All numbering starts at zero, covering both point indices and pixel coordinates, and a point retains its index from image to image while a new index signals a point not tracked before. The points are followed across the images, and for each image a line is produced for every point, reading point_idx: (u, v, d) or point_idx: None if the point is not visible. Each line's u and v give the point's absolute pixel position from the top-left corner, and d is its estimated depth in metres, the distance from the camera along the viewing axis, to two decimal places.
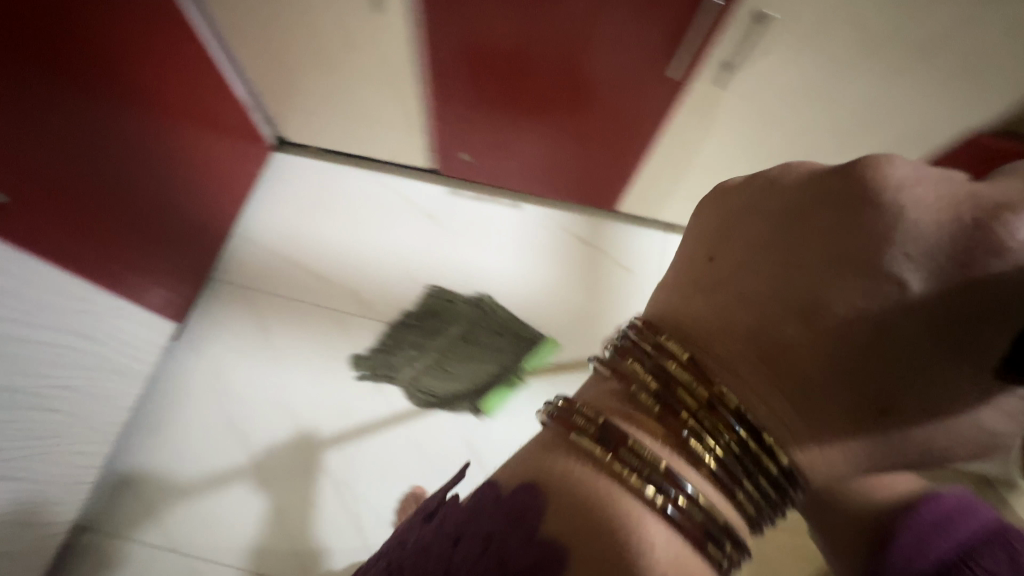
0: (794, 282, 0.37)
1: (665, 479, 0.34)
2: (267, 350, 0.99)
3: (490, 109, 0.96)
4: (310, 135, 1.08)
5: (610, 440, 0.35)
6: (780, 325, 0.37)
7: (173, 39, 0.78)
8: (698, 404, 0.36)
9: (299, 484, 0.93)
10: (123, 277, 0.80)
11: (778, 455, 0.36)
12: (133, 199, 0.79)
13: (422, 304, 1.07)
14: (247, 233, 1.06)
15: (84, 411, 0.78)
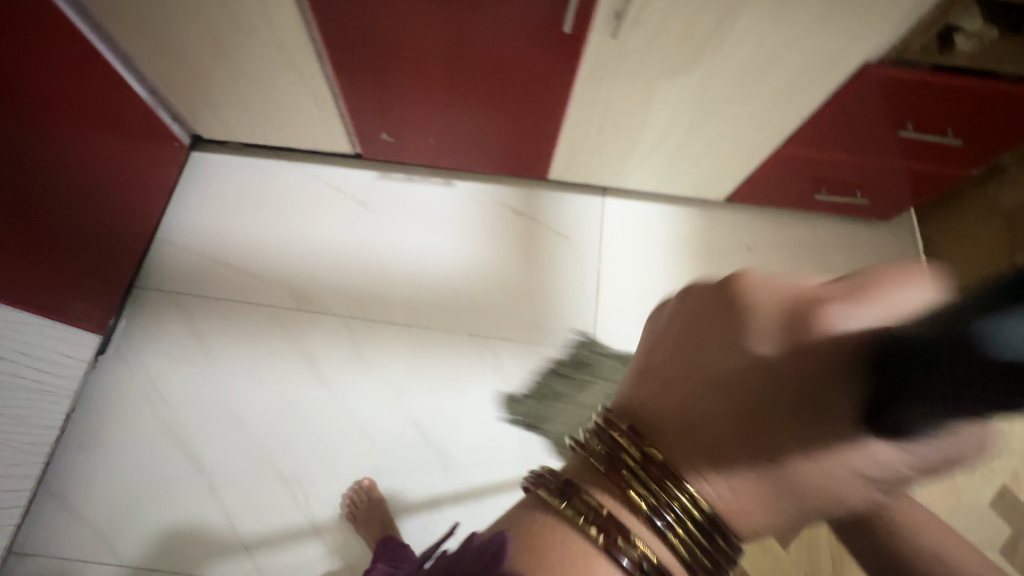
0: (706, 374, 0.30)
1: (629, 542, 0.29)
2: (202, 352, 0.97)
3: (395, 88, 0.88)
4: (222, 130, 1.04)
5: (587, 519, 0.30)
6: (702, 422, 0.30)
7: (52, 39, 0.74)
8: (658, 472, 0.30)
9: (247, 485, 0.90)
10: (39, 292, 0.79)
11: (711, 529, 0.31)
12: (43, 209, 0.78)
13: (359, 290, 1.03)
14: (173, 236, 1.05)
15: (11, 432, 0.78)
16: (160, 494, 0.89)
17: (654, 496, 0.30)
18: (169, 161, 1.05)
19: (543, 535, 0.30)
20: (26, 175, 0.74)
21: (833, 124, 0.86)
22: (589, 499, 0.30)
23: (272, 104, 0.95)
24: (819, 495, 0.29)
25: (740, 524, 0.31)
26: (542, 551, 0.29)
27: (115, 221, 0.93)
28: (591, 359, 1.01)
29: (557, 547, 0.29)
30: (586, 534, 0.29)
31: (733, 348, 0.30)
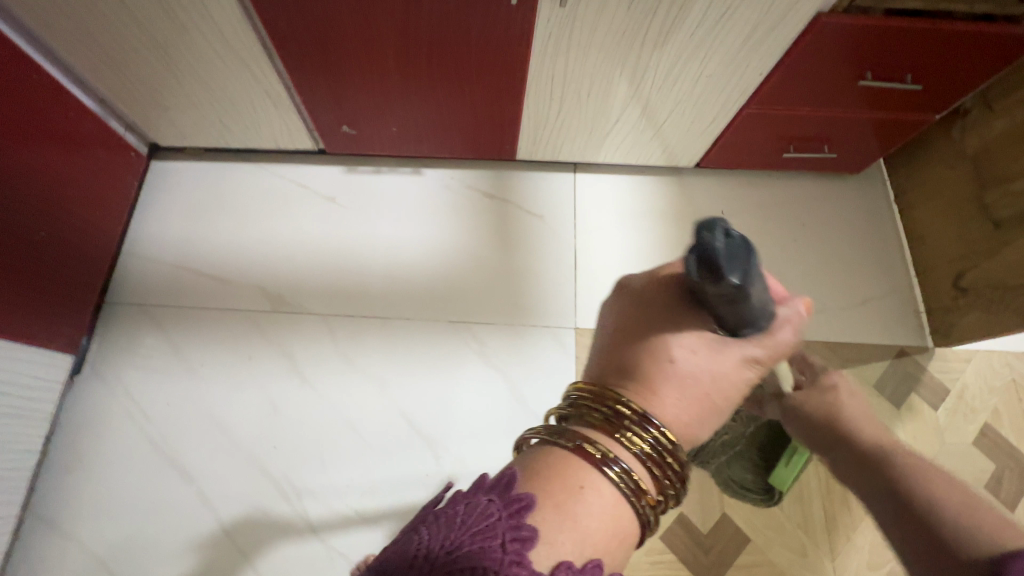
0: (633, 326, 0.47)
1: (607, 456, 0.43)
2: (180, 363, 0.95)
3: (346, 76, 0.86)
4: (180, 136, 1.01)
5: (564, 439, 0.44)
6: (634, 356, 0.47)
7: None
8: (622, 412, 0.44)
9: (240, 488, 0.90)
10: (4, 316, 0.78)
11: (669, 448, 0.44)
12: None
13: (376, 284, 1.03)
14: (140, 249, 1.03)
15: None
16: (152, 508, 0.88)
17: (604, 415, 0.44)
18: (128, 172, 1.03)
19: (538, 458, 0.44)
20: None
21: (791, 78, 0.86)
22: (564, 427, 0.45)
23: (227, 105, 0.93)
24: (714, 379, 0.46)
25: (675, 423, 0.45)
26: (538, 467, 0.43)
27: (76, 237, 0.91)
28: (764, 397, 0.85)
29: (547, 460, 0.43)
30: (564, 445, 0.44)
31: (643, 308, 0.48)
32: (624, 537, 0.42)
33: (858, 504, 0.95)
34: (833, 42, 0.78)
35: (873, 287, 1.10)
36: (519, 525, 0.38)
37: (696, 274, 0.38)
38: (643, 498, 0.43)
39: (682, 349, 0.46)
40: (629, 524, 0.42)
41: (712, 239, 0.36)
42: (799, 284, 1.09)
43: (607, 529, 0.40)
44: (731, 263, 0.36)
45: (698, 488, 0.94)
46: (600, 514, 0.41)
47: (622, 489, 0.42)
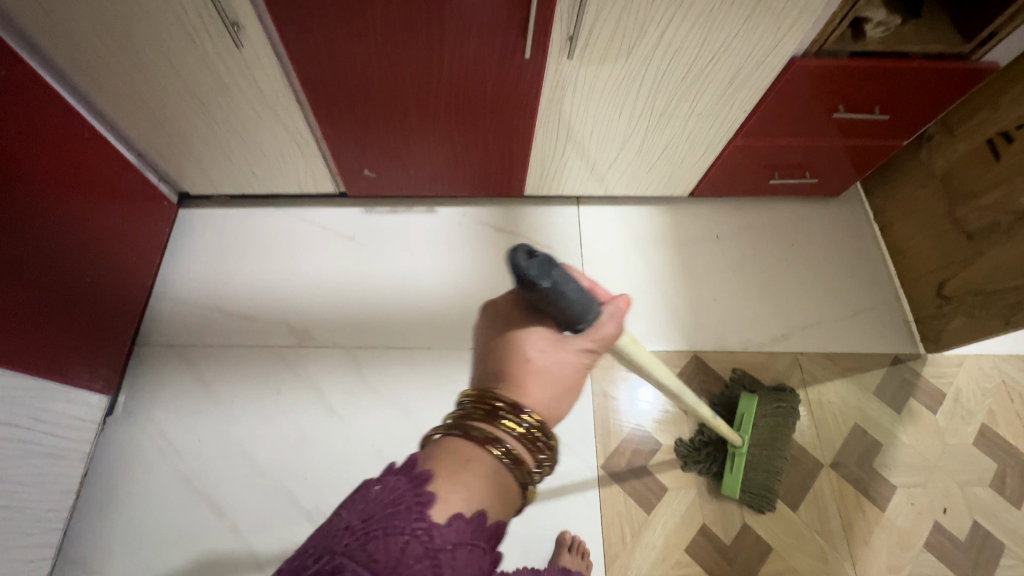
0: (493, 334, 0.50)
1: (487, 438, 0.45)
2: (209, 400, 0.98)
3: (369, 124, 0.93)
4: (209, 184, 1.08)
5: (451, 428, 0.46)
6: (499, 361, 0.49)
7: (40, 120, 0.79)
8: (496, 404, 0.46)
9: (273, 521, 0.91)
10: (45, 359, 0.81)
11: (539, 430, 0.46)
12: (42, 279, 0.80)
13: (395, 316, 1.07)
14: (170, 293, 1.07)
15: (21, 499, 0.79)
16: (182, 546, 0.89)
17: (483, 407, 0.46)
18: (160, 220, 1.09)
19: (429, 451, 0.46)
20: (23, 251, 0.77)
21: (769, 114, 0.95)
22: (453, 421, 0.47)
23: (256, 155, 1.00)
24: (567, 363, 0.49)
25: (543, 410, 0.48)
26: (432, 451, 0.45)
27: (112, 281, 0.95)
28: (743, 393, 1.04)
29: (440, 446, 0.46)
30: (452, 433, 0.46)
31: (500, 312, 0.51)
32: (505, 501, 0.45)
33: (870, 508, 0.98)
34: (802, 83, 0.89)
35: (861, 299, 1.17)
36: (421, 491, 0.41)
37: (518, 286, 0.43)
38: (522, 470, 0.45)
39: (536, 345, 0.49)
40: (510, 491, 0.45)
41: (517, 252, 0.40)
42: (792, 302, 1.16)
43: (492, 496, 0.44)
44: (540, 271, 0.41)
45: (717, 500, 0.97)
46: (488, 484, 0.44)
47: (502, 464, 0.45)
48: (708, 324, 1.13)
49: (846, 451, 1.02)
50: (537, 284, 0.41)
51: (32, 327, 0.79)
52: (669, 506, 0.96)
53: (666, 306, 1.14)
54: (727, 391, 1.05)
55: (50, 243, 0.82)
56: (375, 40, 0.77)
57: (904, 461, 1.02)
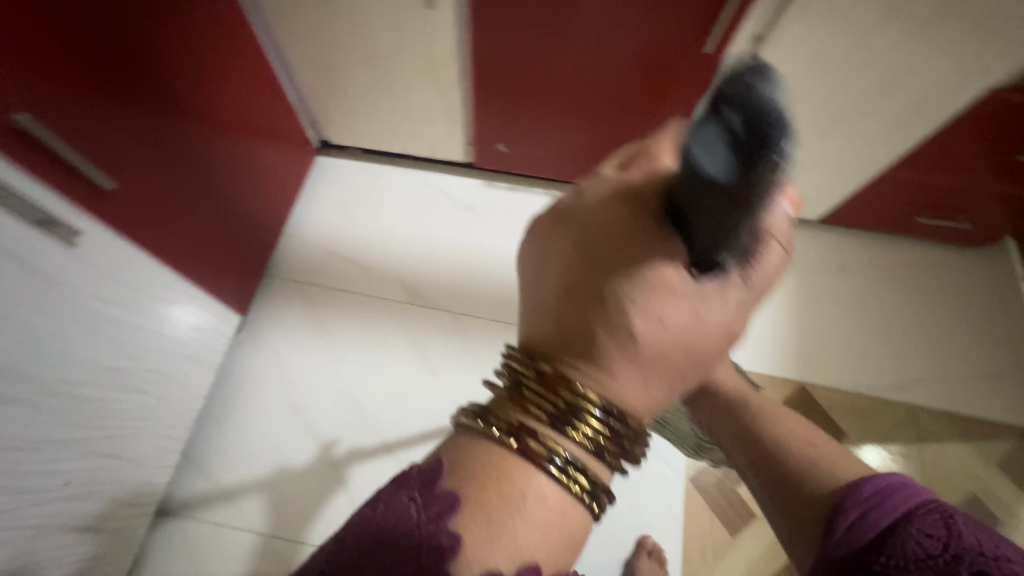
0: (578, 274, 0.41)
1: (548, 453, 0.40)
2: (322, 337, 1.04)
3: (522, 100, 0.94)
4: (351, 136, 1.13)
5: (499, 434, 0.41)
6: (582, 318, 0.41)
7: (247, 62, 0.86)
8: (563, 410, 0.40)
9: (369, 462, 0.95)
10: (215, 283, 0.89)
11: (614, 434, 0.41)
12: (224, 206, 0.87)
13: (502, 291, 1.09)
14: (300, 232, 1.13)
15: (181, 404, 0.86)
16: (286, 468, 0.95)
17: (545, 410, 0.41)
18: (302, 164, 1.14)
19: (470, 443, 0.43)
20: (218, 180, 0.84)
21: (946, 144, 0.88)
22: (498, 421, 0.42)
23: (405, 113, 1.04)
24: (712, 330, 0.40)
25: None
26: (470, 474, 0.41)
27: (262, 215, 1.02)
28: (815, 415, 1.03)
29: (481, 463, 0.41)
30: (498, 443, 0.41)
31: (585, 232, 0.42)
32: (573, 525, 0.41)
33: None
34: (994, 119, 0.82)
35: (995, 361, 1.07)
36: (438, 536, 0.39)
37: (716, 172, 0.25)
38: (590, 487, 0.41)
39: (655, 314, 0.39)
40: (577, 513, 0.42)
41: (761, 78, 0.23)
42: (915, 350, 1.08)
43: (557, 524, 0.40)
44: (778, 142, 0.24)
45: None
46: (545, 519, 0.40)
47: (565, 486, 0.40)
48: (820, 357, 1.08)
49: None
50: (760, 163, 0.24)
51: (214, 251, 0.87)
52: (756, 535, 0.92)
53: (777, 330, 1.09)
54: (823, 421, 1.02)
55: (233, 174, 0.88)
56: (561, 20, 0.78)
57: None
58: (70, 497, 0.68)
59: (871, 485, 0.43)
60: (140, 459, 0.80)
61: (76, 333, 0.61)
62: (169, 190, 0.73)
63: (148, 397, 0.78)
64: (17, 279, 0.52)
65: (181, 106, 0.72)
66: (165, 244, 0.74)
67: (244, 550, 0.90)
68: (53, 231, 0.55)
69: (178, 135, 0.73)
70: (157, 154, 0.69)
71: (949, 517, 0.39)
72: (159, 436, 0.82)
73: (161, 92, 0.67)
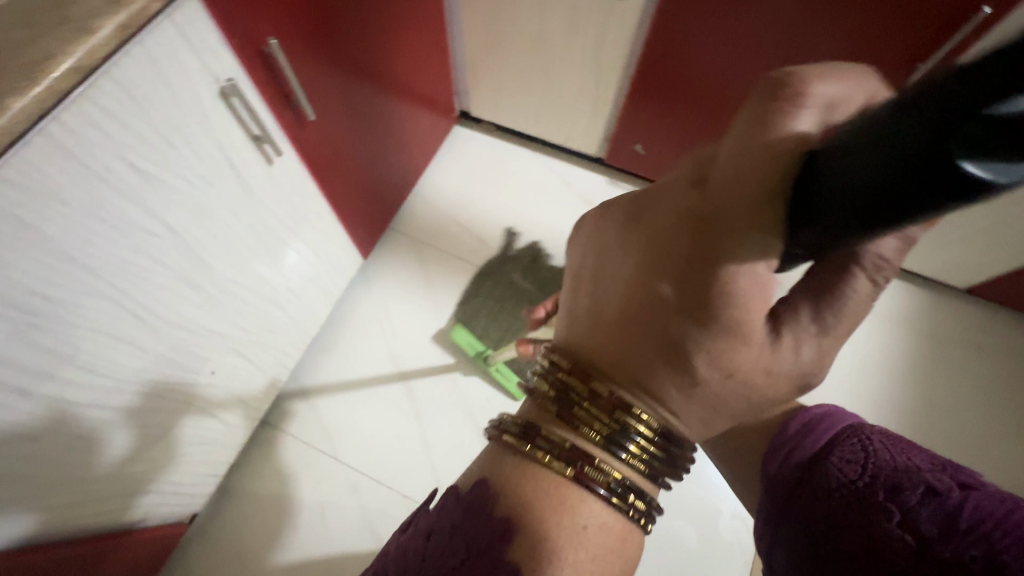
0: (622, 288, 0.41)
1: (595, 470, 0.41)
2: (430, 296, 1.09)
3: (678, 106, 0.93)
4: (494, 112, 1.17)
5: (541, 451, 0.42)
6: (619, 334, 0.41)
7: (431, 29, 0.90)
8: (607, 425, 0.41)
9: (451, 422, 0.99)
10: (357, 229, 0.96)
11: (660, 451, 0.42)
12: (382, 161, 0.94)
13: None
14: (425, 194, 1.18)
15: (305, 331, 0.93)
16: (376, 409, 1.00)
17: (588, 424, 0.41)
18: (444, 132, 1.19)
19: (516, 465, 0.43)
20: (383, 137, 0.90)
21: None
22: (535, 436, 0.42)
23: (553, 98, 1.05)
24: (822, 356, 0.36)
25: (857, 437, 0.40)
26: (519, 496, 0.42)
27: (404, 172, 1.07)
28: None
29: (530, 487, 0.42)
30: (540, 458, 0.42)
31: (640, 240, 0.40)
32: (624, 535, 0.42)
33: None
34: None
35: None
36: (489, 542, 0.40)
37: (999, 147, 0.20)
38: (638, 499, 0.42)
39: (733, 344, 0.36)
40: (628, 525, 0.43)
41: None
42: None
43: (613, 540, 0.42)
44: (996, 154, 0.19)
45: None
46: (601, 536, 0.41)
47: (614, 500, 0.41)
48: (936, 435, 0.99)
49: None
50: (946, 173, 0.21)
51: (365, 200, 0.93)
52: None
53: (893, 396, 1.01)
54: None
55: (393, 131, 0.94)
56: (748, 33, 0.75)
57: None
58: (215, 385, 0.76)
59: (809, 414, 0.52)
60: (267, 371, 0.88)
61: (249, 241, 0.68)
62: (349, 141, 0.79)
63: (286, 315, 0.85)
64: (223, 183, 0.59)
65: (375, 61, 0.77)
66: (334, 187, 0.81)
67: (325, 475, 0.96)
68: (262, 147, 0.62)
69: (369, 93, 0.79)
70: (350, 107, 0.76)
71: (861, 436, 0.46)
72: (284, 352, 0.90)
73: (367, 49, 0.73)
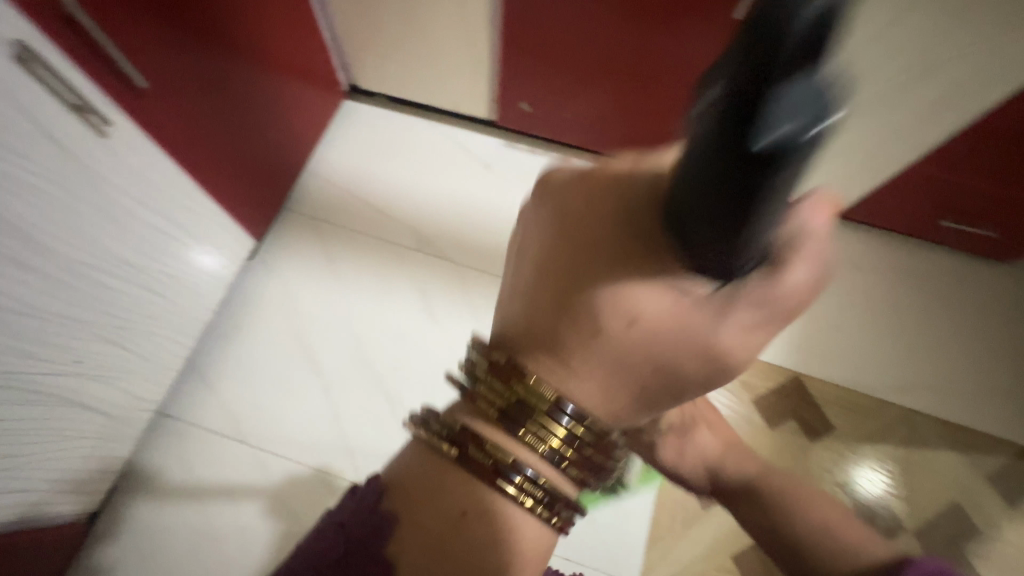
0: (536, 270, 0.39)
1: (510, 467, 0.39)
2: (331, 273, 1.07)
3: (548, 59, 0.94)
4: (380, 81, 1.15)
5: (451, 448, 0.39)
6: (534, 313, 0.39)
7: None
8: (528, 411, 0.39)
9: (362, 394, 0.99)
10: (238, 206, 0.94)
11: (584, 445, 0.39)
12: (255, 135, 0.92)
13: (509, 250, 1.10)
14: (320, 171, 1.16)
15: (188, 316, 0.91)
16: (284, 389, 0.99)
17: (508, 411, 0.39)
18: (330, 105, 1.17)
19: (418, 465, 0.40)
20: (251, 111, 0.88)
21: (989, 143, 0.82)
22: (449, 430, 0.40)
23: (433, 62, 1.04)
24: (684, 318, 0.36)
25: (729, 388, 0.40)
26: (411, 498, 0.39)
27: (288, 148, 1.05)
28: (805, 404, 1.02)
29: (422, 488, 0.40)
30: (442, 456, 0.40)
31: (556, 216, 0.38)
32: (532, 544, 0.40)
33: None
34: None
35: (1000, 377, 1.03)
36: (371, 538, 0.38)
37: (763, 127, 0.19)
38: (556, 499, 0.40)
39: (617, 314, 0.36)
40: (541, 532, 0.40)
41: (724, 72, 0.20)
42: (920, 355, 1.05)
43: (515, 544, 0.39)
44: (796, 95, 0.18)
45: None
46: (501, 540, 0.39)
47: (528, 503, 0.39)
48: (821, 351, 1.06)
49: (932, 522, 0.96)
50: (753, 176, 0.21)
51: (241, 176, 0.91)
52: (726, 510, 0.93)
53: None
54: (812, 414, 1.01)
55: (263, 104, 0.91)
56: None
57: (999, 558, 0.94)
58: (87, 378, 0.73)
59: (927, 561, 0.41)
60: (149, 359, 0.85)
61: (100, 224, 0.66)
62: (200, 110, 0.77)
63: (162, 300, 0.83)
64: (48, 159, 0.57)
65: (219, 28, 0.75)
66: (196, 160, 0.79)
67: (233, 460, 0.95)
68: (88, 118, 0.59)
69: (218, 62, 0.77)
70: (192, 75, 0.73)
71: None
72: (167, 339, 0.88)
73: (202, 13, 0.70)
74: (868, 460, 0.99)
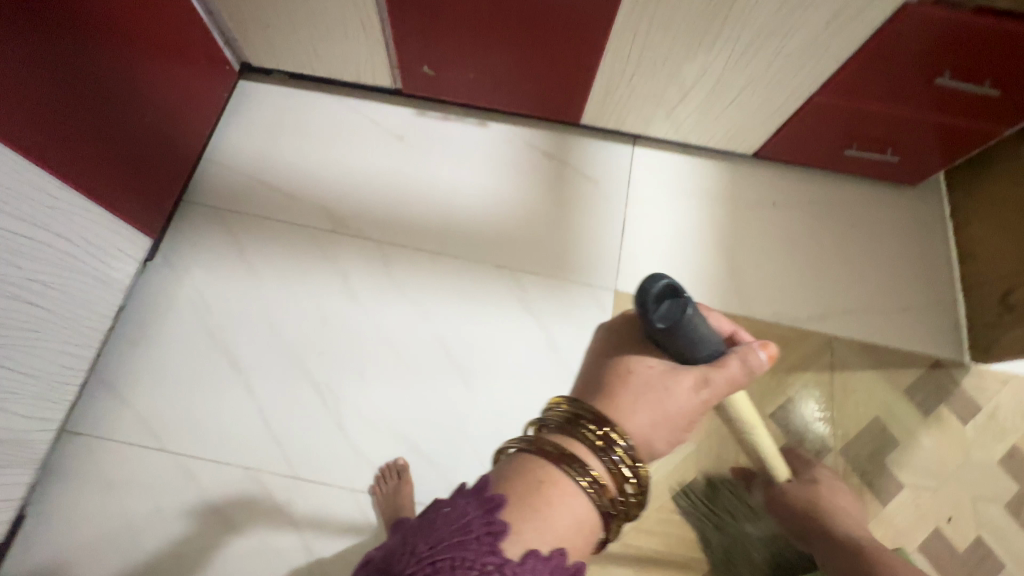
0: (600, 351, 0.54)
1: (578, 467, 0.45)
2: (241, 264, 1.02)
3: (439, 17, 0.90)
4: (272, 56, 1.07)
5: (538, 449, 0.46)
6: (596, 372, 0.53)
7: None
8: (595, 427, 0.46)
9: (288, 386, 0.96)
10: (120, 202, 0.86)
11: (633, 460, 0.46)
12: (126, 122, 0.84)
13: (429, 221, 1.06)
14: (219, 158, 1.09)
15: (76, 325, 0.84)
16: (202, 391, 0.94)
17: (578, 426, 0.47)
18: (222, 86, 1.09)
19: (518, 463, 0.46)
20: (116, 96, 0.81)
21: (877, 66, 0.83)
22: (531, 435, 0.47)
23: (322, 29, 0.98)
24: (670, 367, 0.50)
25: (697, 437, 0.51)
26: (519, 482, 0.44)
27: (176, 135, 0.97)
28: None
29: (524, 475, 0.45)
30: (530, 450, 0.46)
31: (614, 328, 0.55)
32: (588, 537, 0.44)
33: (873, 499, 0.98)
34: (916, 38, 0.78)
35: (914, 296, 1.08)
36: (493, 521, 0.41)
37: (661, 321, 0.44)
38: (608, 501, 0.45)
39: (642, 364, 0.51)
40: (595, 528, 0.45)
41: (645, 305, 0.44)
42: (840, 283, 1.09)
43: (577, 533, 0.43)
44: (666, 310, 0.44)
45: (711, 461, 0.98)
46: (572, 523, 0.43)
47: (589, 501, 0.44)
48: (746, 290, 1.07)
49: (859, 441, 1.01)
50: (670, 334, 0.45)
51: (115, 169, 0.84)
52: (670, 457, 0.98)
53: (706, 264, 1.08)
54: None
55: (132, 88, 0.84)
56: None
57: (920, 463, 1.00)
58: None
59: None
60: (36, 375, 0.79)
61: None
62: (43, 98, 0.69)
63: (45, 312, 0.76)
64: None
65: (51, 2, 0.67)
66: (52, 154, 0.72)
67: (156, 469, 0.90)
68: None
69: (58, 41, 0.69)
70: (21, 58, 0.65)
71: None
72: (56, 351, 0.81)
73: None
74: (802, 394, 1.02)
